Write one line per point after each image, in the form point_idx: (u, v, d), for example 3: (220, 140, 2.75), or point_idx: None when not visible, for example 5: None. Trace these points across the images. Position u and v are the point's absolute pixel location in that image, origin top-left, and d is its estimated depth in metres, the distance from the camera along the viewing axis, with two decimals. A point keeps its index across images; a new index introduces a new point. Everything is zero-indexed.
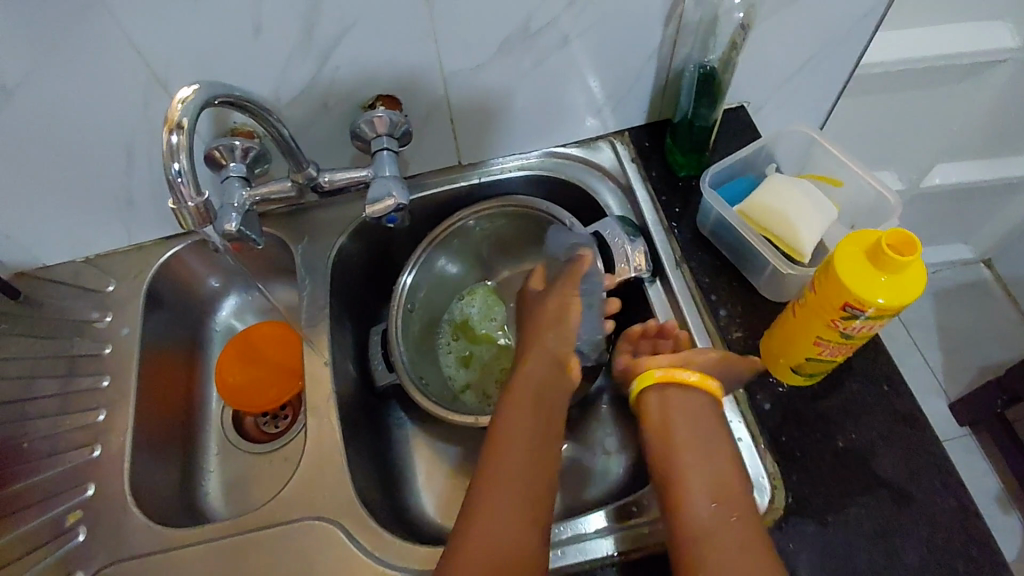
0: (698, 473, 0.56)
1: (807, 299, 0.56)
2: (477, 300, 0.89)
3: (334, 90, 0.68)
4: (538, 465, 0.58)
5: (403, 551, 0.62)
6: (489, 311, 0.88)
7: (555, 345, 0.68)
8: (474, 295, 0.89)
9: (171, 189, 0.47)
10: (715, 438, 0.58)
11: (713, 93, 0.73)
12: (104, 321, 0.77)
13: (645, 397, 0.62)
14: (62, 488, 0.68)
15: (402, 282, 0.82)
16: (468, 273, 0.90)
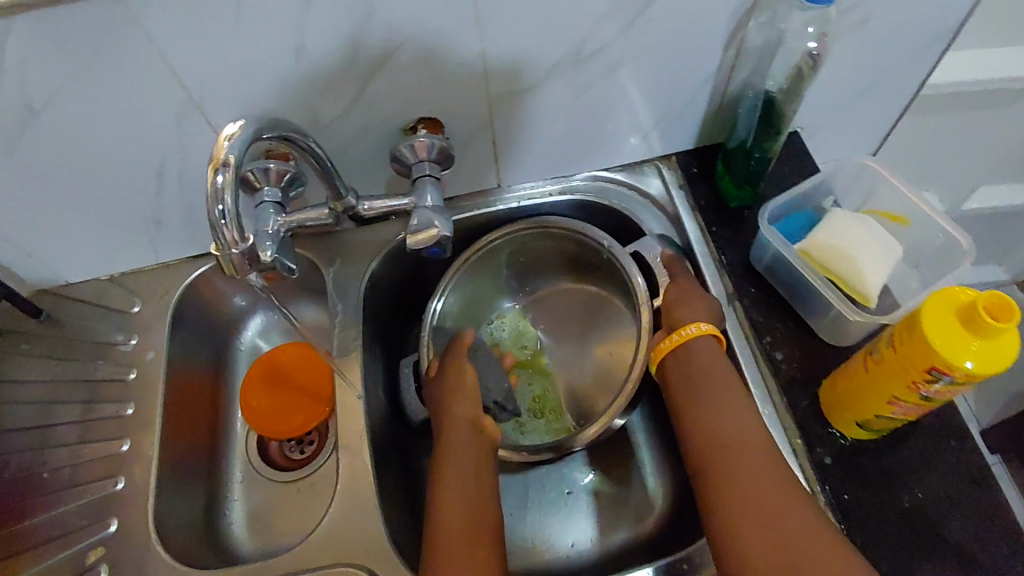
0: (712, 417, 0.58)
1: (884, 356, 0.53)
2: (507, 325, 0.83)
3: (375, 112, 0.65)
4: (476, 549, 0.55)
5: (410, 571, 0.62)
6: (519, 337, 0.83)
7: (462, 410, 0.67)
8: (503, 319, 0.84)
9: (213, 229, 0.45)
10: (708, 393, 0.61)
11: (776, 122, 0.68)
12: (129, 344, 0.74)
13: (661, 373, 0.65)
14: (85, 522, 0.65)
15: (431, 307, 0.78)
16: (497, 296, 0.84)
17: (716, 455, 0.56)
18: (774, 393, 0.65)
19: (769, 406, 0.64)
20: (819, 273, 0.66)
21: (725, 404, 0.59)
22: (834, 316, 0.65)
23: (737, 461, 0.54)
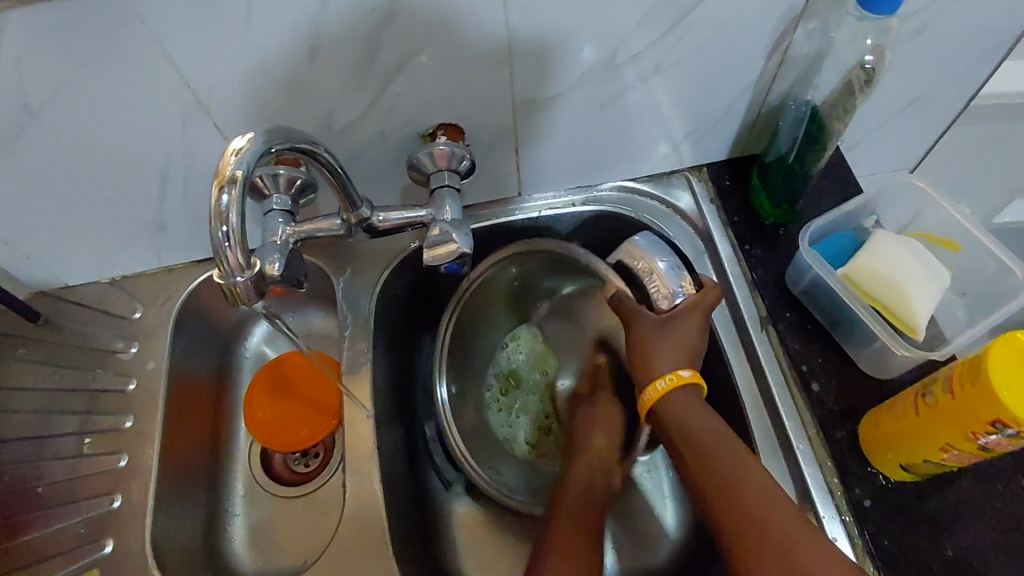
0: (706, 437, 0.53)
1: (942, 400, 0.50)
2: (523, 346, 0.79)
3: (393, 118, 0.61)
4: None
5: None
6: (534, 359, 0.78)
7: (598, 445, 0.64)
8: (519, 340, 0.79)
9: (217, 254, 0.42)
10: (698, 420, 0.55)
11: (821, 139, 0.64)
12: (129, 352, 0.71)
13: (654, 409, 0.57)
14: (79, 541, 0.62)
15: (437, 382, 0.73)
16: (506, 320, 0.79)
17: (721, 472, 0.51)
18: (808, 427, 0.61)
19: (803, 440, 0.60)
20: (862, 300, 0.62)
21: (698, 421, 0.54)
22: (877, 347, 0.61)
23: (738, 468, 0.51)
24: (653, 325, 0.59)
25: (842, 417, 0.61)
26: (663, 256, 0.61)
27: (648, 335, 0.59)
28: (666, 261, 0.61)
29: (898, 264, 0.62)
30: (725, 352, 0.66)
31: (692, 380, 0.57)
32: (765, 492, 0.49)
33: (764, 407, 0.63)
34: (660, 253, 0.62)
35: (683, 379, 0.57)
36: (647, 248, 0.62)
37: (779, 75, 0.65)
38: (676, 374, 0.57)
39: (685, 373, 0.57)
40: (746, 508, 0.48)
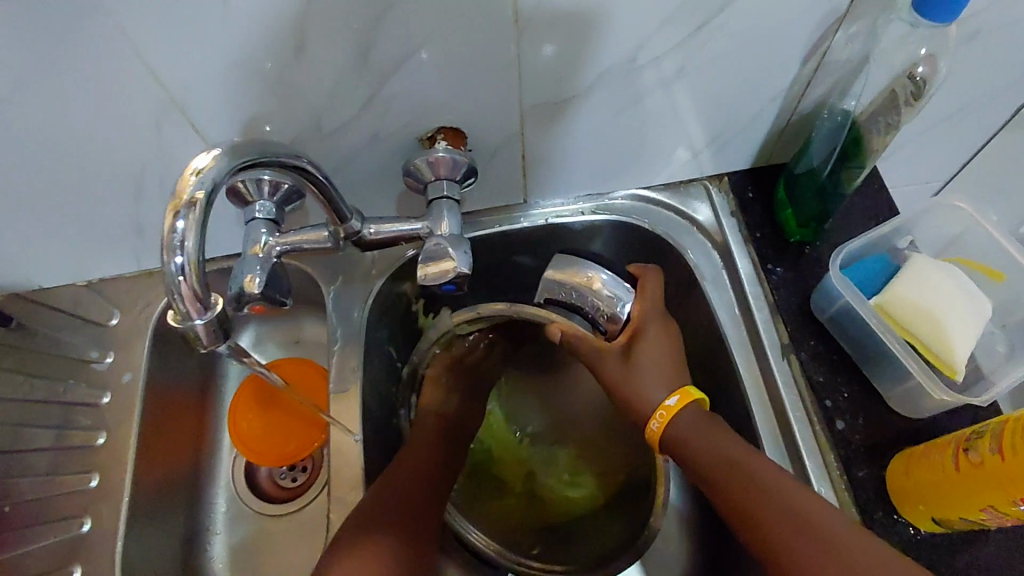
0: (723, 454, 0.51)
1: (986, 459, 0.46)
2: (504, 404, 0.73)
3: (389, 121, 0.55)
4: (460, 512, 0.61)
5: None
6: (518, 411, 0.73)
7: None
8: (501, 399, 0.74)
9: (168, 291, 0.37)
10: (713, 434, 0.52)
11: (859, 154, 0.59)
12: (104, 362, 0.67)
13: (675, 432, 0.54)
14: (47, 566, 0.59)
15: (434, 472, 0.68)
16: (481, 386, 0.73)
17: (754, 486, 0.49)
18: (832, 467, 0.56)
19: (825, 483, 0.56)
20: (896, 333, 0.57)
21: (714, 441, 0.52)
22: (910, 384, 0.56)
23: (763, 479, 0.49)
24: (618, 365, 0.58)
25: (869, 459, 0.56)
26: (602, 268, 0.60)
27: (623, 380, 0.57)
28: (607, 271, 0.60)
29: (942, 298, 0.56)
30: (742, 381, 0.61)
31: (682, 404, 0.55)
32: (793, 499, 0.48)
33: (784, 443, 0.58)
34: (598, 266, 0.60)
35: (673, 410, 0.54)
36: (584, 265, 0.60)
37: (812, 83, 0.60)
38: (664, 409, 0.55)
39: (671, 402, 0.55)
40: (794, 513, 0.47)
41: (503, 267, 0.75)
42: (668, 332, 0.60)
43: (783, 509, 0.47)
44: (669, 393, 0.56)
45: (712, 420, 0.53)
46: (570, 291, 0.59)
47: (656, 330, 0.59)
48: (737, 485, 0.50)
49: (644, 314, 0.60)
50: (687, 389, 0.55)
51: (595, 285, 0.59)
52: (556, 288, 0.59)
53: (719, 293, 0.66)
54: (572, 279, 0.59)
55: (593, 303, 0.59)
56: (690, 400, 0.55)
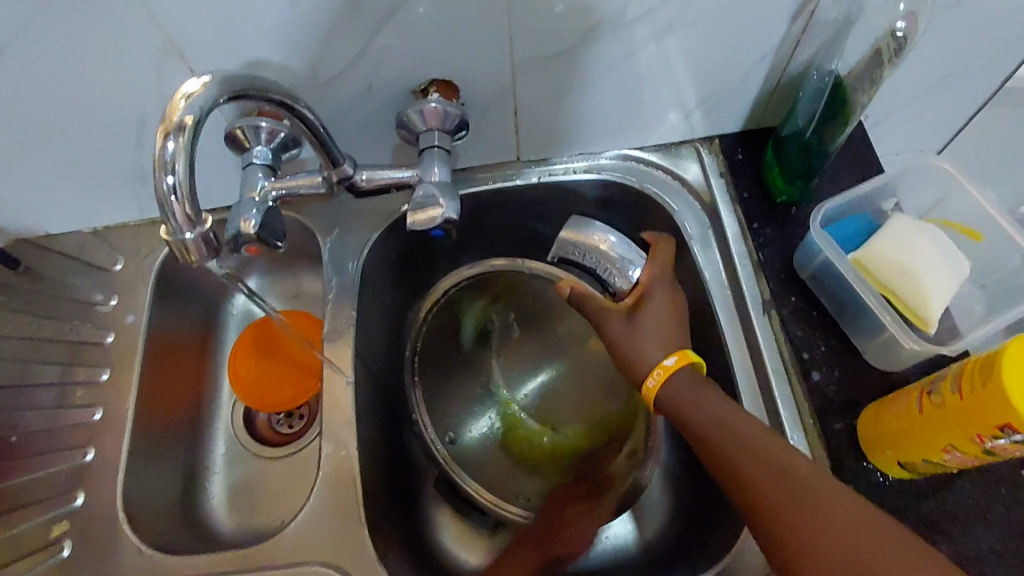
0: (718, 420, 0.50)
1: (944, 400, 0.48)
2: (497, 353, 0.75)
3: (382, 71, 0.57)
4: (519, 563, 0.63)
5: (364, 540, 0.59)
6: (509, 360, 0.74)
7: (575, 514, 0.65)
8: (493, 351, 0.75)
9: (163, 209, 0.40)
10: (716, 400, 0.51)
11: (841, 113, 0.60)
12: (108, 305, 0.70)
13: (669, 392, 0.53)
14: (52, 493, 0.62)
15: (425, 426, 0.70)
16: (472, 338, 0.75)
17: (734, 449, 0.48)
18: (805, 417, 0.58)
19: (798, 431, 0.58)
20: (872, 287, 0.58)
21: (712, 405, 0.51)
22: (885, 337, 0.58)
23: (749, 442, 0.48)
24: (622, 326, 0.57)
25: (842, 410, 0.58)
26: (611, 230, 0.62)
27: (624, 340, 0.56)
28: (616, 235, 0.62)
29: (916, 254, 0.58)
30: (723, 335, 0.63)
31: (678, 365, 0.54)
32: (775, 466, 0.46)
33: (760, 393, 0.60)
34: (607, 228, 0.63)
35: (669, 369, 0.53)
36: (592, 228, 0.63)
37: (801, 43, 0.60)
38: (661, 367, 0.54)
39: (669, 362, 0.54)
40: (762, 480, 0.46)
41: (496, 225, 0.76)
42: (674, 299, 0.58)
43: (767, 473, 0.46)
44: (668, 354, 0.55)
45: (710, 387, 0.52)
46: (578, 252, 0.62)
47: (661, 295, 0.58)
48: (738, 458, 0.48)
49: (652, 278, 0.60)
50: (684, 350, 0.54)
51: (603, 246, 0.61)
52: (566, 248, 0.63)
53: (705, 251, 0.67)
54: (582, 240, 0.62)
55: (601, 263, 0.61)
56: (687, 362, 0.54)
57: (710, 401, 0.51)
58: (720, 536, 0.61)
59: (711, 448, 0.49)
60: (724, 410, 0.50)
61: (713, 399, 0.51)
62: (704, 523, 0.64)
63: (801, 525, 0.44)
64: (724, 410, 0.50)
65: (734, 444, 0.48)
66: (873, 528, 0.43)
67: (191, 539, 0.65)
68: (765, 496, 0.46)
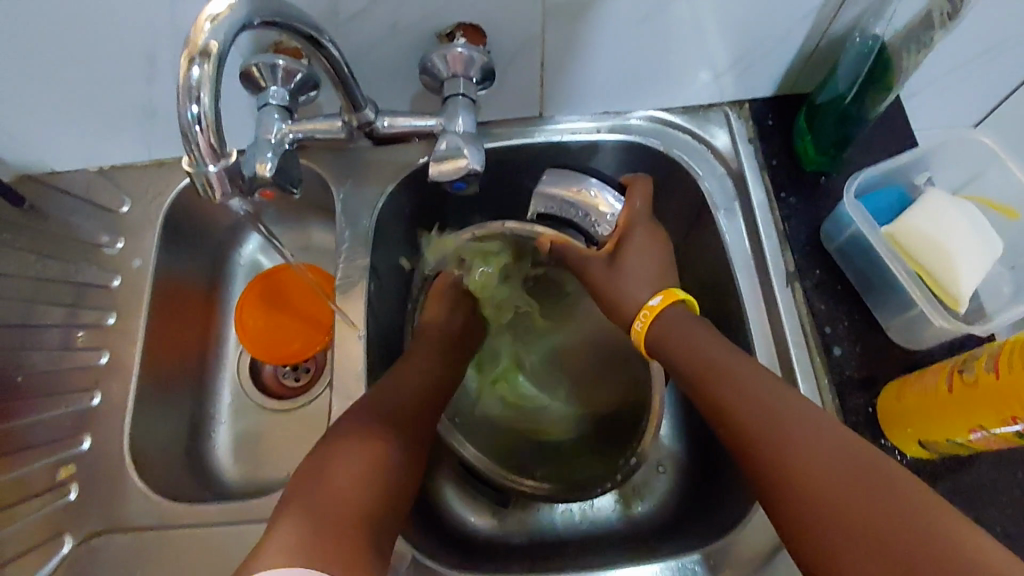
0: (699, 356, 0.50)
1: (975, 380, 0.48)
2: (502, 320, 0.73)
3: (408, 9, 0.54)
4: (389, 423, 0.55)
5: None
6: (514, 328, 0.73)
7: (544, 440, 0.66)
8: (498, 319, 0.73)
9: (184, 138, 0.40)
10: (695, 335, 0.52)
11: (886, 77, 0.58)
12: (115, 248, 0.68)
13: (652, 333, 0.55)
14: (58, 436, 0.62)
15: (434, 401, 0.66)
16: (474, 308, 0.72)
17: (718, 384, 0.49)
18: (824, 391, 0.57)
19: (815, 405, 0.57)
20: (904, 263, 0.57)
21: (694, 346, 0.51)
22: (912, 315, 0.57)
23: (733, 375, 0.48)
24: (604, 270, 0.59)
25: (861, 387, 0.57)
26: (606, 187, 0.58)
27: (608, 285, 0.58)
28: (611, 191, 0.58)
29: (951, 230, 0.56)
30: (743, 306, 0.62)
31: (665, 303, 0.55)
32: (757, 398, 0.46)
33: (778, 366, 0.59)
34: (602, 184, 0.58)
35: (656, 310, 0.55)
36: (585, 183, 0.57)
37: (847, 2, 0.57)
38: (647, 309, 0.55)
39: (654, 302, 0.55)
40: (744, 414, 0.46)
41: (515, 183, 0.74)
42: (655, 236, 0.59)
43: (750, 400, 0.47)
44: (653, 294, 0.56)
45: (698, 324, 0.52)
46: (572, 208, 0.57)
47: (643, 233, 0.58)
48: (716, 386, 0.49)
49: (632, 217, 0.58)
50: (672, 290, 0.55)
51: (600, 207, 0.57)
52: (548, 203, 0.58)
53: (729, 219, 0.65)
54: (567, 193, 0.57)
55: (593, 221, 0.58)
56: (675, 301, 0.55)
57: (693, 334, 0.52)
58: (728, 507, 0.60)
59: (705, 390, 0.49)
60: (707, 343, 0.51)
61: (692, 330, 0.52)
62: (710, 491, 0.64)
63: (789, 457, 0.43)
64: (706, 343, 0.51)
65: (721, 376, 0.49)
66: (865, 458, 0.42)
67: (196, 485, 0.65)
68: (755, 435, 0.45)
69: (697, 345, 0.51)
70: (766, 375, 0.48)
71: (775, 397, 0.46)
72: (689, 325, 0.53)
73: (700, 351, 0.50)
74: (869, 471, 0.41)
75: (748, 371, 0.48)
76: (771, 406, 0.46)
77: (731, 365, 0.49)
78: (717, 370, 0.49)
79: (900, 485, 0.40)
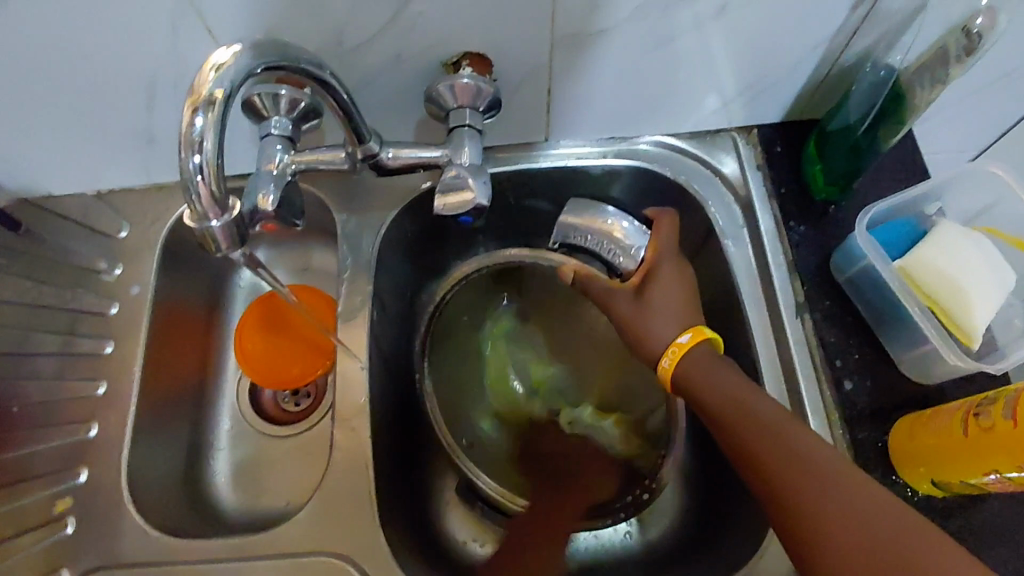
0: (727, 396, 0.49)
1: (989, 423, 0.47)
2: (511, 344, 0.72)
3: (413, 39, 0.53)
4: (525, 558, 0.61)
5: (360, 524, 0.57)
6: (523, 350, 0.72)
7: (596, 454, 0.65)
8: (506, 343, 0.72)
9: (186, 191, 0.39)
10: (726, 376, 0.50)
11: (898, 111, 0.57)
12: (114, 273, 0.67)
13: (679, 372, 0.53)
14: (54, 468, 0.60)
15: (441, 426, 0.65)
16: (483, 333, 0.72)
17: (748, 427, 0.47)
18: (834, 427, 0.56)
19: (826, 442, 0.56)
20: (916, 298, 0.56)
21: (725, 388, 0.49)
22: (923, 350, 0.56)
23: (766, 421, 0.47)
24: (629, 305, 0.57)
25: (873, 423, 0.56)
26: (624, 216, 0.59)
27: (632, 318, 0.57)
28: (629, 220, 0.59)
29: (964, 266, 0.55)
30: (751, 337, 0.61)
31: (693, 342, 0.53)
32: (790, 446, 0.45)
33: (787, 401, 0.58)
34: (621, 214, 0.60)
35: (684, 347, 0.53)
36: (603, 212, 0.59)
37: (858, 32, 0.56)
38: (676, 346, 0.54)
39: (684, 339, 0.54)
40: (774, 462, 0.45)
41: (519, 208, 0.73)
42: (683, 274, 0.57)
43: (782, 448, 0.45)
44: (681, 331, 0.54)
45: (724, 365, 0.51)
46: (588, 235, 0.59)
47: (668, 270, 0.57)
48: (746, 429, 0.47)
49: (658, 253, 0.58)
50: (700, 328, 0.54)
51: (615, 233, 0.59)
52: (567, 231, 0.60)
53: (737, 248, 0.64)
54: (584, 221, 0.59)
55: (610, 249, 0.59)
56: (702, 339, 0.53)
57: (721, 374, 0.50)
58: (736, 543, 0.59)
59: (732, 432, 0.48)
60: (737, 384, 0.49)
61: (721, 371, 0.51)
62: (718, 525, 0.63)
63: (818, 509, 0.42)
64: (736, 384, 0.49)
65: (750, 419, 0.47)
66: (899, 518, 0.40)
67: (194, 517, 0.64)
68: (785, 481, 0.44)
69: (726, 385, 0.49)
70: (793, 419, 0.47)
71: (808, 446, 0.45)
72: (717, 367, 0.51)
73: (727, 391, 0.49)
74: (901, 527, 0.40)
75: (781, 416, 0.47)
76: (801, 453, 0.44)
77: (762, 408, 0.47)
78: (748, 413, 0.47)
79: (929, 540, 0.39)
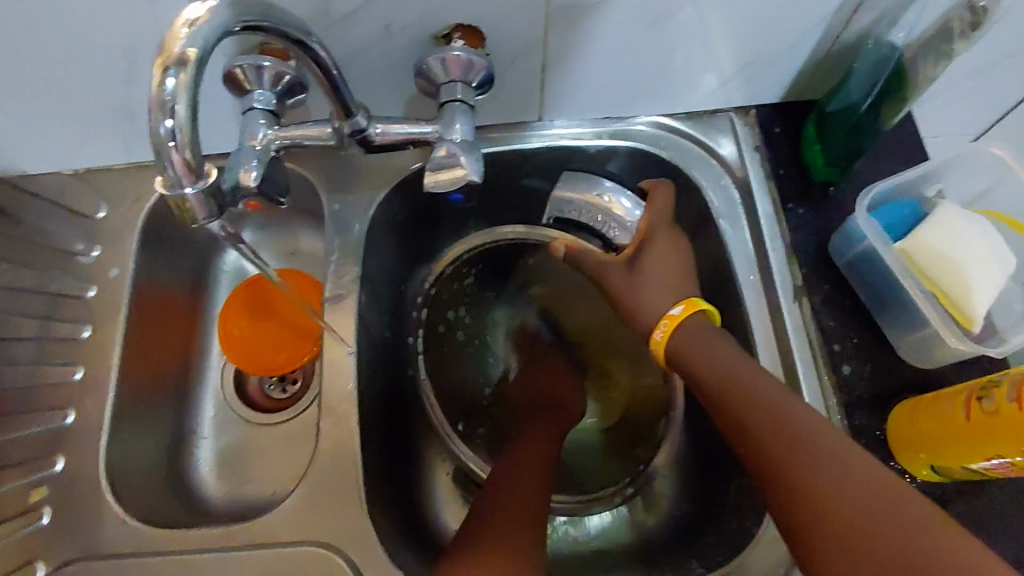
0: (721, 372, 0.47)
1: (1001, 408, 0.46)
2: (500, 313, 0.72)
3: (403, 11, 0.51)
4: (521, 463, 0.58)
5: (348, 514, 0.56)
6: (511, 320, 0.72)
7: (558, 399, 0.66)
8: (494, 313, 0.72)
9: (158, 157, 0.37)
10: (724, 352, 0.49)
11: (901, 87, 0.56)
12: (91, 256, 0.65)
13: (674, 344, 0.51)
14: (30, 456, 0.58)
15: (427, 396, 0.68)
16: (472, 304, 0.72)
17: (742, 406, 0.46)
18: (834, 412, 0.55)
19: None
20: (919, 281, 0.55)
21: (722, 363, 0.48)
22: (923, 334, 0.55)
23: (764, 405, 0.45)
24: (622, 276, 0.55)
25: (871, 408, 0.55)
26: (622, 190, 0.55)
27: (624, 291, 0.55)
28: (626, 195, 0.55)
29: (967, 249, 0.54)
30: (749, 323, 0.60)
31: (686, 314, 0.52)
32: (787, 429, 0.43)
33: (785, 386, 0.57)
34: (618, 188, 0.55)
35: (677, 319, 0.52)
36: (600, 186, 0.55)
37: (861, 8, 0.55)
38: (667, 319, 0.52)
39: (675, 312, 0.52)
40: (768, 445, 0.44)
41: (513, 190, 0.71)
42: (674, 244, 0.55)
43: (778, 431, 0.44)
44: (674, 303, 0.53)
45: (717, 335, 0.50)
46: (580, 210, 0.55)
47: (669, 239, 0.56)
48: (738, 405, 0.46)
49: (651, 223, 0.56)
50: (693, 300, 0.53)
51: (614, 210, 0.55)
52: (564, 206, 0.55)
53: (734, 231, 0.63)
54: (578, 194, 0.55)
55: (606, 224, 0.55)
56: (695, 310, 0.52)
57: (721, 349, 0.49)
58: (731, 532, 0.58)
59: (726, 407, 0.47)
60: (737, 362, 0.48)
61: (722, 348, 0.49)
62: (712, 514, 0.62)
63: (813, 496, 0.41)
64: (735, 362, 0.48)
65: (743, 392, 0.46)
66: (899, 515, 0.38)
67: (175, 506, 0.62)
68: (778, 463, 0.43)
69: (724, 360, 0.48)
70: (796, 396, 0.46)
71: (804, 431, 0.43)
72: (715, 342, 0.49)
73: (720, 367, 0.48)
74: (879, 494, 0.40)
75: (777, 393, 0.45)
76: (796, 436, 0.43)
77: (762, 389, 0.46)
78: (744, 395, 0.46)
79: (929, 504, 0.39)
